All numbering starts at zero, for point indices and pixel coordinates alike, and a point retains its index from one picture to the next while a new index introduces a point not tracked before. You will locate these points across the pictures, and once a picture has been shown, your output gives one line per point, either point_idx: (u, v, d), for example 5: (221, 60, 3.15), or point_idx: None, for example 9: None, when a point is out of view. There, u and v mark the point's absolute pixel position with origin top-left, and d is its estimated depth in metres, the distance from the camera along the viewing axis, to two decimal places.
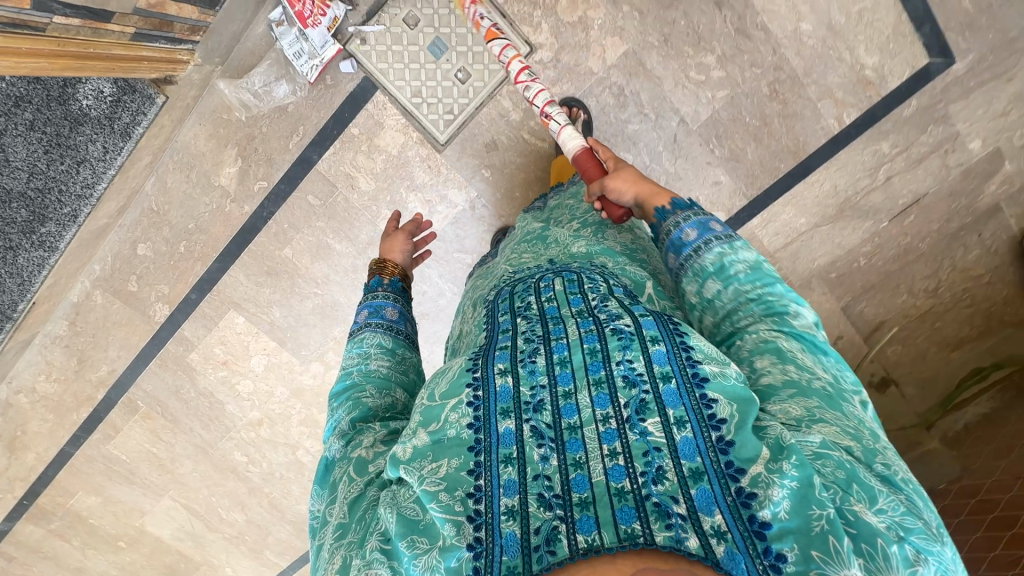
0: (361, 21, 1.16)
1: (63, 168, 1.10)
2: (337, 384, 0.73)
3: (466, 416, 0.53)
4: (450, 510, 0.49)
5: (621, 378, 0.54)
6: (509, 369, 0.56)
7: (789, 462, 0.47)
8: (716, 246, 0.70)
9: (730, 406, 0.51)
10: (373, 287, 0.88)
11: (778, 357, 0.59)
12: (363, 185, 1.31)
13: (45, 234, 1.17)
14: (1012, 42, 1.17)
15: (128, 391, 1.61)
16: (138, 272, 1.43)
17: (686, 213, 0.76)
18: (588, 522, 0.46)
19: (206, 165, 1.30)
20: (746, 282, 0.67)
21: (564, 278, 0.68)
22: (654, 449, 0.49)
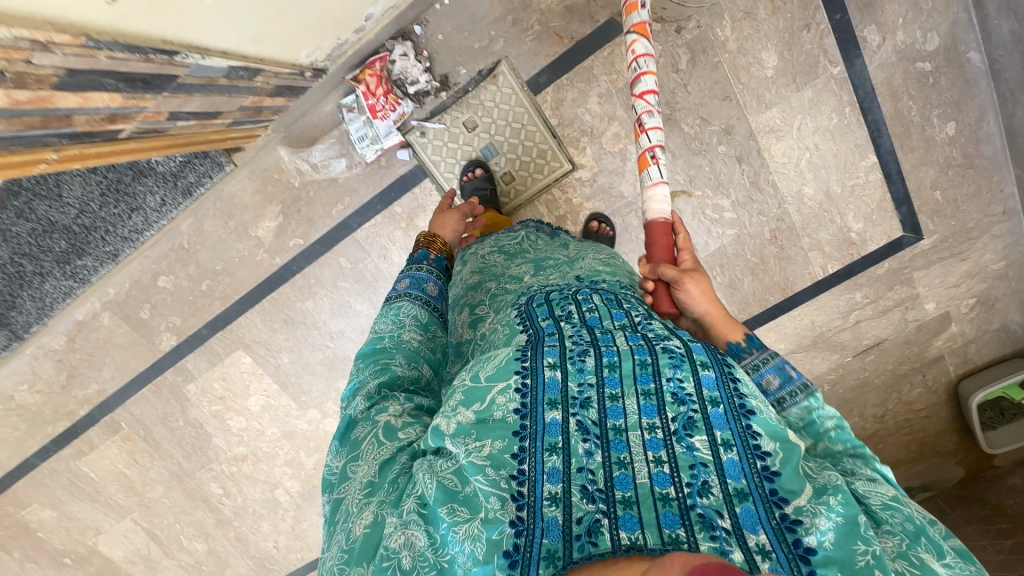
0: (424, 117, 1.26)
1: (114, 211, 1.30)
2: (366, 346, 0.80)
3: (512, 401, 0.58)
4: (495, 484, 0.53)
5: (670, 394, 0.58)
6: (558, 363, 0.61)
7: (834, 497, 0.50)
8: (802, 399, 0.63)
9: (773, 442, 0.54)
10: (419, 258, 0.98)
11: (859, 471, 0.56)
12: (395, 257, 1.37)
13: (81, 267, 1.35)
14: (968, 231, 1.39)
15: (113, 411, 1.59)
16: (152, 301, 1.44)
17: (759, 355, 0.70)
18: (632, 521, 0.50)
19: (248, 216, 1.36)
20: (838, 443, 0.60)
21: (602, 296, 0.74)
22: (699, 463, 0.54)
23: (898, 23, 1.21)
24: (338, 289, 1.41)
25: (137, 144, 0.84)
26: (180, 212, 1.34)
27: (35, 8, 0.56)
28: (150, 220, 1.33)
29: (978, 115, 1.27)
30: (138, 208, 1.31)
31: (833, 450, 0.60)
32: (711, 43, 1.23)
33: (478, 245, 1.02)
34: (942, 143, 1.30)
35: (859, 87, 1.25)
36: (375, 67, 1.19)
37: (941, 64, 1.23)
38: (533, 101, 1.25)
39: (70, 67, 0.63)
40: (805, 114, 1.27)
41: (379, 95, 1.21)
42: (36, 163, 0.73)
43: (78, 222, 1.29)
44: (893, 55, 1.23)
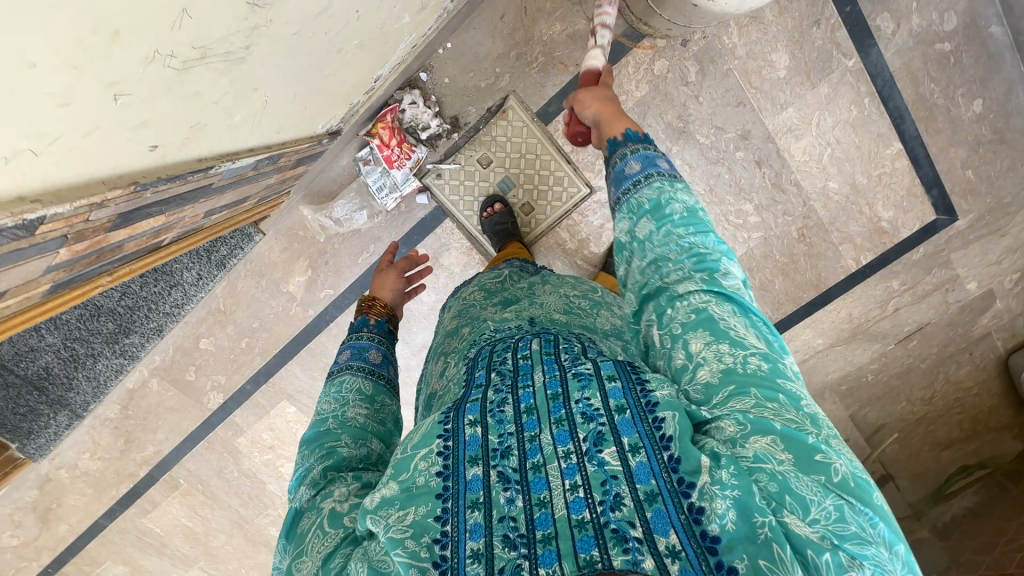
0: (438, 160, 1.28)
1: (156, 291, 1.31)
2: (310, 430, 0.68)
3: (435, 464, 0.51)
4: (415, 556, 0.46)
5: (580, 414, 0.51)
6: (479, 419, 0.53)
7: (727, 471, 0.45)
8: (656, 181, 0.68)
9: (677, 422, 0.49)
10: (358, 327, 0.87)
11: (712, 333, 0.55)
12: (423, 296, 1.40)
13: (129, 344, 1.39)
14: (1006, 206, 1.34)
15: (172, 469, 1.65)
16: (197, 362, 1.49)
17: (636, 146, 0.73)
18: (550, 555, 0.44)
19: (278, 273, 1.39)
20: (679, 225, 0.64)
21: (542, 338, 0.65)
22: (611, 477, 0.47)
23: (911, 8, 1.18)
24: None
25: (179, 244, 0.82)
26: (216, 282, 1.37)
27: (93, 173, 0.44)
28: (189, 292, 1.36)
29: (1006, 89, 1.22)
30: (177, 284, 1.32)
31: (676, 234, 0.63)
32: (719, 52, 1.21)
33: (463, 289, 0.96)
34: (970, 121, 1.26)
35: (876, 77, 1.22)
36: (387, 119, 1.21)
37: (961, 43, 1.20)
38: (544, 130, 1.25)
39: (122, 212, 0.53)
40: (822, 110, 1.25)
41: (394, 147, 1.23)
42: (97, 284, 0.70)
43: (122, 303, 1.30)
44: (909, 40, 1.20)
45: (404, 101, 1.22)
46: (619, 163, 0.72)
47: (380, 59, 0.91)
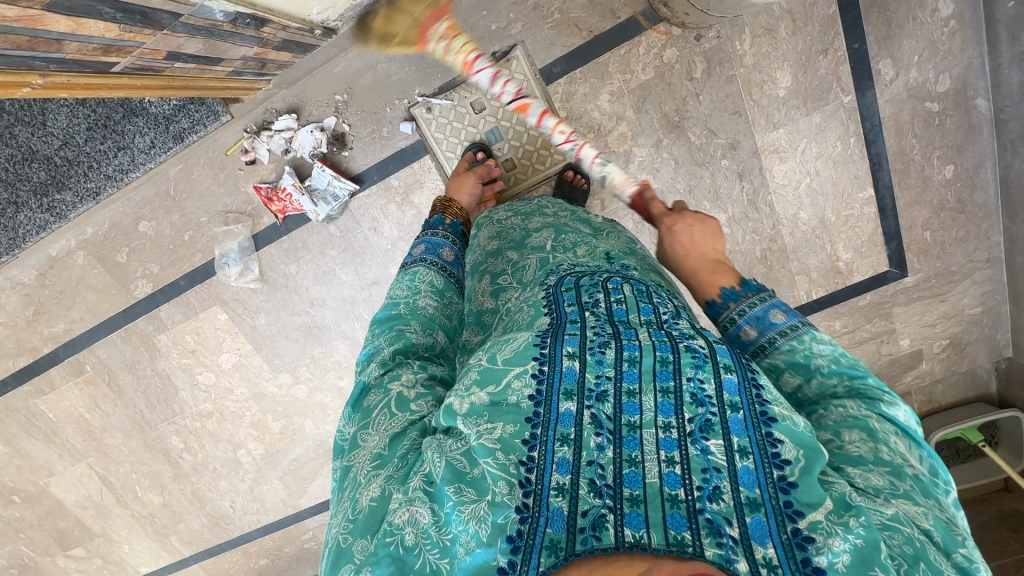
0: (431, 93, 1.24)
1: (100, 147, 1.29)
2: (383, 312, 0.80)
3: (528, 386, 0.55)
4: (505, 469, 0.50)
5: (689, 394, 0.53)
6: (577, 353, 0.58)
7: (856, 519, 0.45)
8: (784, 343, 0.62)
9: (796, 450, 0.50)
10: (435, 223, 1.01)
11: (869, 434, 0.52)
12: (385, 230, 1.37)
13: (59, 201, 1.34)
14: (951, 273, 1.42)
15: (79, 353, 1.55)
16: (131, 245, 1.41)
17: (748, 300, 0.68)
18: (637, 519, 0.46)
19: (238, 169, 1.32)
20: (831, 376, 0.59)
21: (633, 285, 0.69)
22: (713, 468, 0.49)
23: (915, 60, 1.20)
24: (324, 256, 1.40)
25: (132, 79, 0.91)
26: (168, 157, 1.31)
27: None
28: (136, 160, 1.31)
29: (976, 162, 1.29)
30: (125, 148, 1.30)
31: (827, 387, 0.59)
32: (729, 56, 1.20)
33: (493, 212, 1.02)
34: (939, 185, 1.32)
35: (866, 119, 1.25)
36: (274, 210, 1.33)
37: (949, 106, 1.24)
38: (544, 91, 1.23)
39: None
40: (810, 139, 1.27)
41: (279, 196, 1.31)
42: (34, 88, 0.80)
43: (63, 155, 1.31)
44: (903, 91, 1.23)
45: (251, 185, 1.32)
46: (730, 330, 0.68)
47: None
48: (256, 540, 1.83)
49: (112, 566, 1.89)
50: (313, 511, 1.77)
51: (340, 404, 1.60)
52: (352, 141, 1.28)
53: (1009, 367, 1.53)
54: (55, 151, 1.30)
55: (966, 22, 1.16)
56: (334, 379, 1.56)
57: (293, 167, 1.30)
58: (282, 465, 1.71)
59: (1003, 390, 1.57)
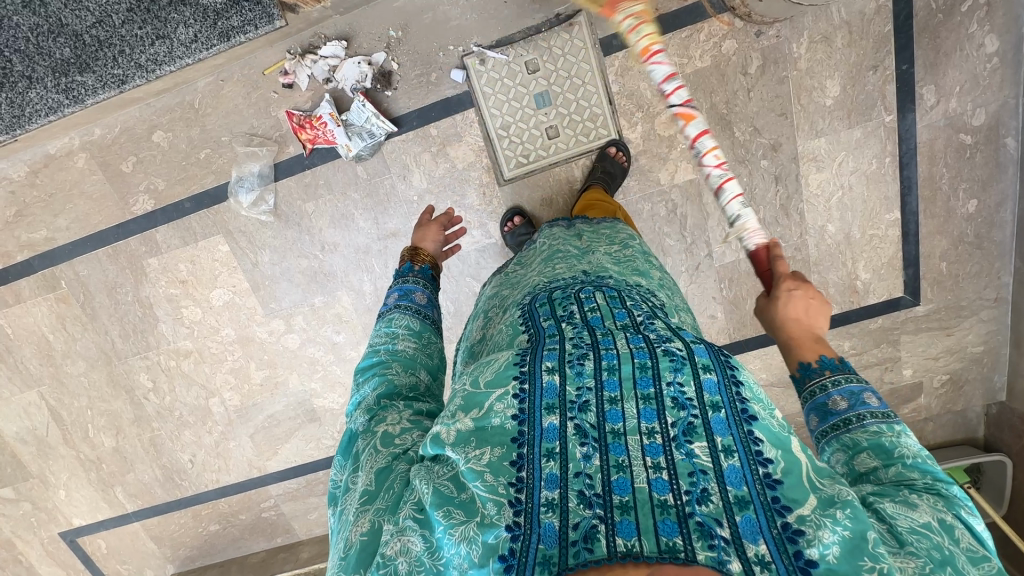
0: (487, 46, 1.22)
1: (138, 32, 1.15)
2: (365, 360, 0.77)
3: (511, 407, 0.56)
4: (494, 490, 0.50)
5: (670, 398, 0.55)
6: (557, 368, 0.58)
7: (842, 511, 0.48)
8: (874, 425, 0.57)
9: (775, 449, 0.52)
10: (404, 271, 0.95)
11: (941, 525, 0.49)
12: (415, 180, 1.32)
13: (78, 84, 1.18)
14: (960, 308, 1.45)
15: (56, 265, 1.43)
16: (140, 155, 1.32)
17: (845, 375, 0.62)
18: (629, 527, 0.47)
19: (273, 91, 1.26)
20: (915, 470, 0.53)
21: (605, 293, 0.73)
22: (700, 470, 0.50)
23: (956, 90, 1.24)
24: (346, 198, 1.34)
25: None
26: (209, 55, 1.18)
27: None
28: (174, 53, 1.17)
29: (998, 200, 1.33)
30: (164, 37, 1.16)
31: (906, 478, 0.53)
32: (785, 56, 1.23)
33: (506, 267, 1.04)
34: (961, 217, 1.35)
35: (904, 141, 1.28)
36: (302, 139, 1.27)
37: (980, 141, 1.28)
38: (600, 61, 1.23)
39: None
40: (848, 152, 1.30)
41: (311, 125, 1.25)
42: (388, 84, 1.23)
43: (93, 34, 1.15)
44: (942, 119, 1.26)
45: (284, 110, 1.26)
46: (816, 397, 0.62)
47: None
48: (211, 501, 1.68)
49: (41, 514, 1.71)
50: (280, 477, 1.65)
51: (332, 361, 1.51)
52: (398, 81, 1.24)
53: (1000, 411, 1.56)
54: (83, 26, 1.15)
55: (1008, 61, 1.21)
56: (330, 333, 1.48)
57: (333, 97, 1.24)
58: (255, 421, 1.59)
59: (990, 434, 1.60)
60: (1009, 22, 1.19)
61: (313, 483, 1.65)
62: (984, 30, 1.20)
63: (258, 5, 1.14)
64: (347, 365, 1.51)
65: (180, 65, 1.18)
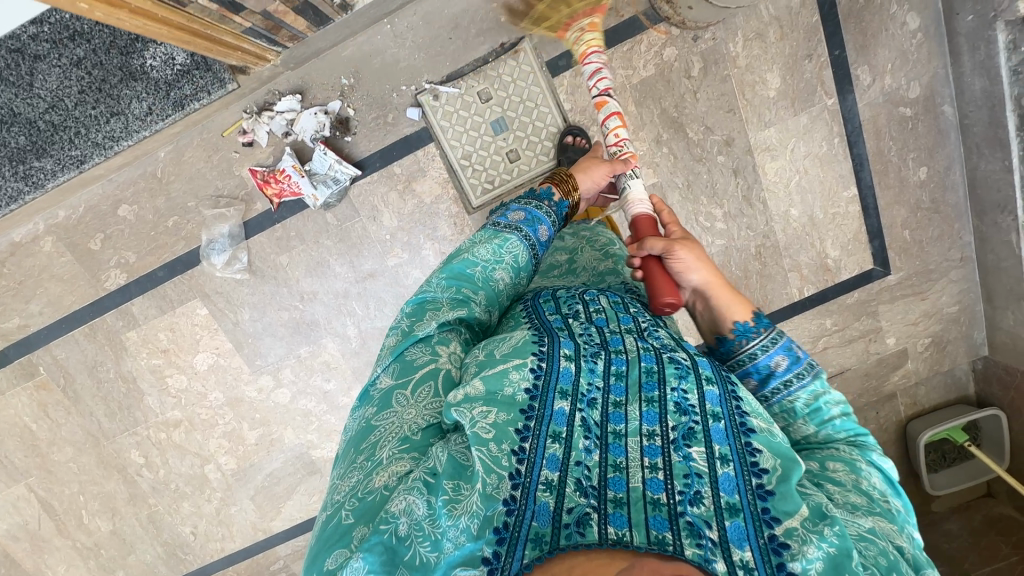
0: (439, 81, 1.25)
1: (93, 112, 1.15)
2: (456, 264, 0.80)
3: (525, 380, 0.60)
4: (497, 460, 0.53)
5: (673, 403, 0.59)
6: (573, 357, 0.64)
7: (830, 528, 0.50)
8: (807, 382, 0.68)
9: (773, 459, 0.55)
10: (541, 195, 0.92)
11: (852, 466, 0.60)
12: (385, 220, 1.34)
13: (37, 170, 1.18)
14: (929, 272, 1.49)
15: (32, 352, 1.41)
16: (107, 231, 1.32)
17: (761, 337, 0.71)
18: (621, 519, 0.50)
19: (233, 152, 1.27)
20: (840, 429, 0.65)
21: (610, 298, 0.77)
22: (695, 474, 0.53)
23: (888, 68, 1.30)
24: (319, 246, 1.35)
25: (137, 14, 0.86)
26: (166, 125, 1.17)
27: None
28: (130, 128, 1.17)
29: (947, 165, 1.39)
30: (119, 113, 1.16)
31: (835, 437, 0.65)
32: (723, 56, 1.28)
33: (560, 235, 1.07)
34: (914, 186, 1.40)
35: (848, 121, 1.34)
36: (269, 194, 1.28)
37: (920, 112, 1.34)
38: (549, 82, 1.26)
39: None
40: (798, 138, 1.34)
41: (276, 180, 1.27)
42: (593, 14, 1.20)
43: (48, 118, 1.16)
44: (880, 96, 1.32)
45: (247, 168, 1.27)
46: (757, 360, 0.71)
47: None
48: (219, 572, 1.63)
49: None
50: (286, 536, 1.60)
51: (325, 410, 1.50)
52: (356, 126, 1.26)
53: (986, 366, 1.60)
54: (38, 113, 1.16)
55: (931, 35, 1.28)
56: (321, 382, 1.47)
57: (293, 149, 1.26)
58: (255, 481, 1.56)
59: (980, 389, 1.63)
60: None
61: None
62: (904, 10, 1.26)
63: (209, 71, 1.15)
64: (342, 411, 1.50)
65: (137, 138, 1.18)
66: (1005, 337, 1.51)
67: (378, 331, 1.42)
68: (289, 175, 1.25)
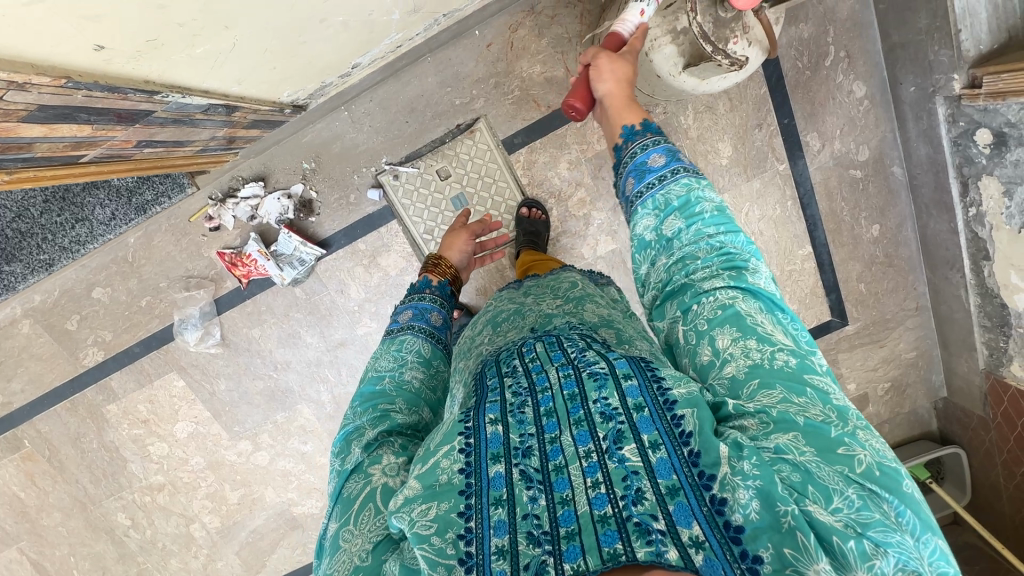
0: (398, 162, 1.29)
1: (60, 220, 1.29)
2: (367, 387, 0.79)
3: (457, 462, 0.54)
4: (442, 553, 0.48)
5: (598, 414, 0.54)
6: (499, 419, 0.56)
7: (749, 462, 0.48)
8: (684, 177, 0.73)
9: (694, 420, 0.52)
10: (421, 286, 0.99)
11: (740, 329, 0.60)
12: (352, 292, 1.38)
13: (7, 274, 1.31)
14: (886, 321, 1.53)
15: (16, 427, 1.46)
16: (83, 312, 1.36)
17: (643, 139, 0.76)
18: (575, 551, 0.46)
19: (202, 236, 1.31)
20: (710, 224, 0.70)
21: (546, 342, 0.68)
22: (632, 473, 0.50)
23: (837, 133, 1.34)
24: (290, 319, 1.39)
25: (97, 168, 0.82)
26: (128, 228, 1.31)
27: (29, 53, 0.51)
28: (95, 232, 1.30)
29: (898, 221, 1.43)
30: (84, 219, 1.29)
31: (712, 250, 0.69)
32: (675, 128, 1.31)
33: (502, 295, 1.05)
34: (868, 242, 1.44)
35: (800, 185, 1.37)
36: (237, 275, 1.32)
37: (870, 173, 1.38)
38: (506, 159, 1.30)
39: (42, 104, 0.59)
40: (752, 202, 1.38)
41: (243, 262, 1.31)
42: None
43: (15, 227, 1.30)
44: (830, 160, 1.36)
45: (215, 251, 1.31)
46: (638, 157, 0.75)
47: (360, 48, 0.95)
48: None
49: None
50: None
51: (304, 470, 1.54)
52: (319, 207, 1.30)
53: (946, 406, 1.63)
54: (11, 223, 1.29)
55: (877, 102, 1.32)
56: (298, 444, 1.51)
57: (258, 233, 1.31)
58: (239, 538, 1.60)
59: (943, 428, 1.66)
60: (870, 68, 1.30)
61: None
62: (850, 79, 1.30)
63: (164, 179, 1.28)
64: (320, 471, 1.54)
65: (102, 240, 1.31)
66: (961, 381, 1.55)
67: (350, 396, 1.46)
68: (254, 257, 1.29)
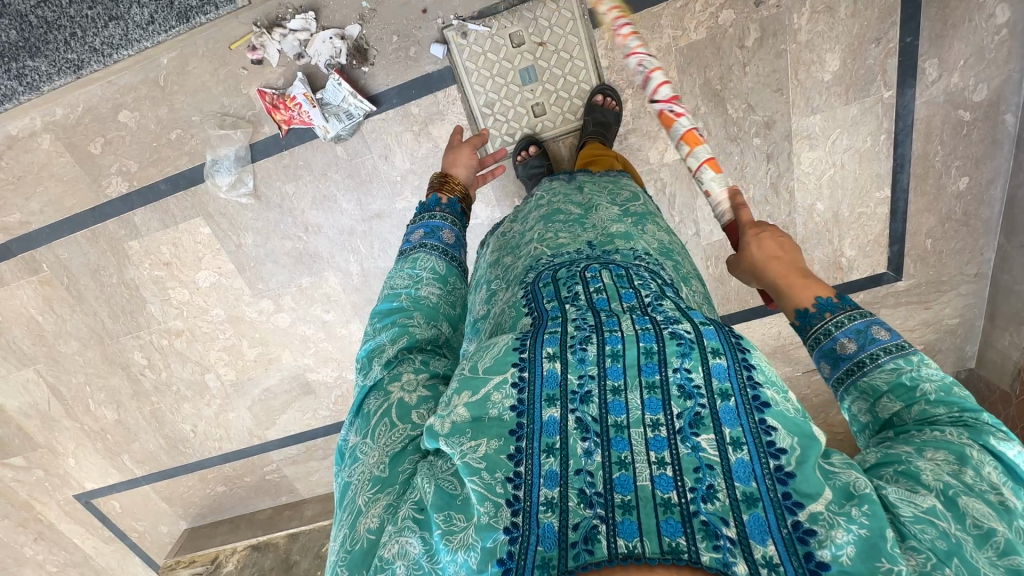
0: (468, 17, 1.16)
1: (94, 17, 1.19)
2: (383, 303, 0.69)
3: (509, 397, 0.49)
4: (489, 489, 0.44)
5: (677, 386, 0.48)
6: (557, 354, 0.51)
7: (859, 508, 0.41)
8: (892, 359, 0.53)
9: (790, 437, 0.45)
10: (430, 205, 0.85)
11: (956, 456, 0.45)
12: (397, 160, 1.28)
13: (31, 70, 1.22)
14: (940, 283, 1.46)
15: (35, 249, 1.41)
16: (108, 135, 1.28)
17: (846, 313, 0.58)
18: (631, 526, 0.41)
19: (243, 68, 1.21)
20: (938, 407, 0.50)
21: (612, 271, 0.63)
22: (706, 466, 0.43)
23: (959, 65, 1.19)
24: (327, 179, 1.30)
25: None
26: (167, 37, 1.20)
27: None
28: (128, 36, 1.20)
29: (990, 178, 1.30)
30: (118, 19, 1.19)
31: (926, 408, 0.50)
32: (783, 28, 1.17)
33: (556, 182, 0.94)
34: (951, 195, 1.33)
35: (900, 118, 1.24)
36: (278, 119, 1.23)
37: (979, 118, 1.24)
38: (589, 33, 1.17)
39: None
40: (843, 130, 1.26)
41: (286, 106, 1.22)
42: None
43: (41, 16, 1.20)
44: (941, 95, 1.22)
45: (255, 88, 1.22)
46: (822, 345, 0.58)
47: None
48: (215, 467, 1.74)
49: (55, 479, 1.75)
50: (280, 445, 1.70)
51: (323, 338, 1.52)
52: (374, 56, 1.19)
53: (969, 376, 1.54)
54: (38, 13, 1.20)
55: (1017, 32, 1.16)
56: (320, 311, 1.48)
57: (305, 74, 1.20)
58: (252, 394, 1.62)
59: None
60: None
61: (312, 450, 1.71)
62: None
63: None
64: (339, 341, 1.53)
65: (134, 46, 1.21)
66: (995, 355, 1.45)
67: (379, 271, 1.41)
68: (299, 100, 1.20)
